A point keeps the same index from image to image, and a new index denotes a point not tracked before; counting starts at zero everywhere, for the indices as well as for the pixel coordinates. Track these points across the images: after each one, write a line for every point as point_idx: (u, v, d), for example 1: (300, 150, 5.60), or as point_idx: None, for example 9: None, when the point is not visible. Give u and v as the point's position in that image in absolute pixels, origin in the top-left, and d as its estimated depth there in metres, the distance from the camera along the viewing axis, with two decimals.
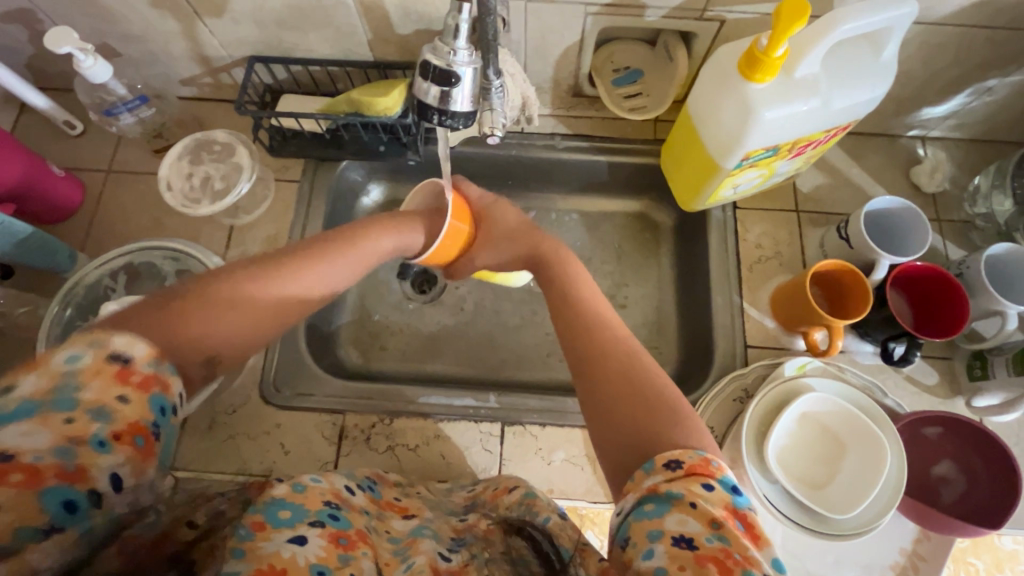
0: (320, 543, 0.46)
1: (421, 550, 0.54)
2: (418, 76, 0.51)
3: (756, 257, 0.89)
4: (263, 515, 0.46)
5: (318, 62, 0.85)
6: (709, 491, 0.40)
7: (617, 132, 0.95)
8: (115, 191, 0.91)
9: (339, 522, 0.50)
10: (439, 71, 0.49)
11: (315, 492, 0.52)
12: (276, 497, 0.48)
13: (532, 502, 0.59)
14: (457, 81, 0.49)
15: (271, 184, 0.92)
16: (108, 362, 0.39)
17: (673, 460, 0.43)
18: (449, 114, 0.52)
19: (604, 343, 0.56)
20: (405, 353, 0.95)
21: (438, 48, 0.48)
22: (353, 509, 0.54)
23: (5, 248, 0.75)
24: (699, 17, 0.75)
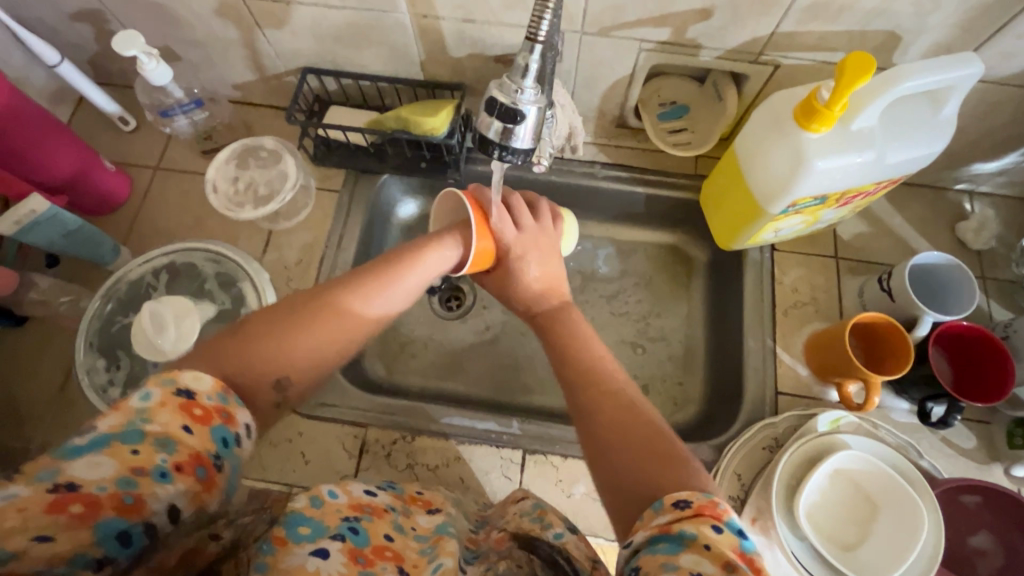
0: (341, 558, 0.44)
1: (448, 552, 0.51)
2: (482, 110, 0.52)
3: (791, 302, 0.87)
4: (284, 531, 0.45)
5: (368, 77, 0.87)
6: (719, 533, 0.39)
7: (657, 165, 0.95)
8: (161, 188, 0.93)
9: (358, 537, 0.48)
10: (504, 108, 0.50)
11: (333, 507, 0.50)
12: (296, 512, 0.47)
13: (543, 514, 0.58)
14: (522, 118, 0.50)
15: (312, 193, 0.93)
16: (173, 396, 0.43)
17: (681, 499, 0.41)
18: (509, 150, 0.53)
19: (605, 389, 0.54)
20: (428, 370, 0.95)
21: (505, 86, 0.50)
22: (377, 515, 0.53)
23: (54, 237, 0.78)
24: (754, 60, 0.75)
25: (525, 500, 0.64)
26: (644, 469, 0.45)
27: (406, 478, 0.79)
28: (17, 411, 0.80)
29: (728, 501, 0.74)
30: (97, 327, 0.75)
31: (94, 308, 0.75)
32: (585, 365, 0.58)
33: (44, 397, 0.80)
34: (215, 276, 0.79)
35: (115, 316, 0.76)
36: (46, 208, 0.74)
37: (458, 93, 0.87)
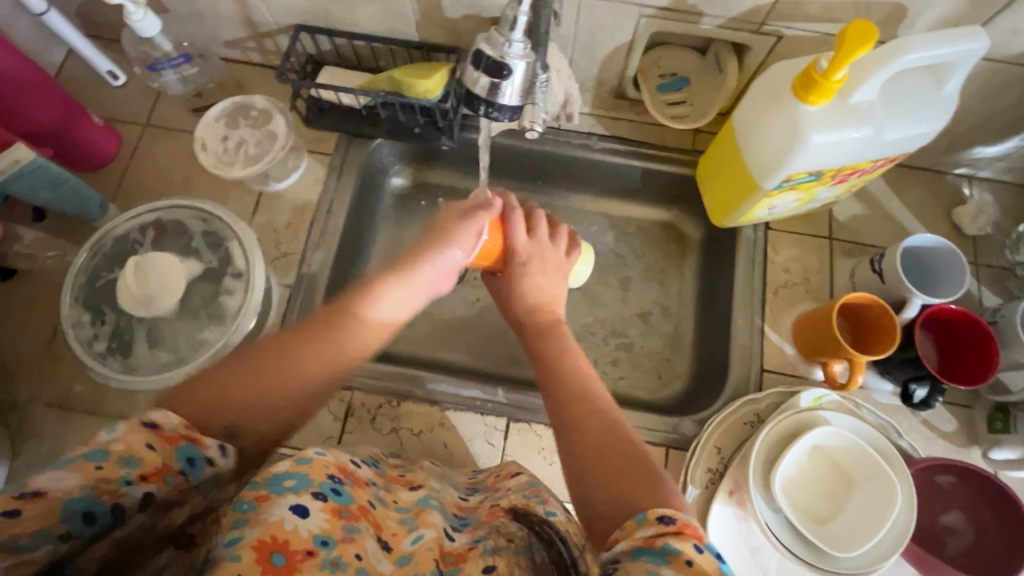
0: (322, 515, 0.45)
1: (429, 523, 0.54)
2: (469, 64, 0.51)
3: (782, 281, 0.87)
4: (266, 488, 0.45)
5: (362, 37, 0.84)
6: (700, 552, 0.38)
7: (656, 139, 0.94)
8: (150, 145, 0.92)
9: (342, 497, 0.49)
10: (492, 62, 0.49)
11: (320, 463, 0.50)
12: (279, 469, 0.47)
13: (536, 492, 0.60)
14: (508, 74, 0.49)
15: (303, 155, 0.92)
16: (138, 427, 0.42)
17: (665, 515, 0.41)
18: (496, 107, 0.52)
19: (592, 414, 0.53)
20: (417, 338, 0.95)
21: (493, 40, 0.49)
22: (358, 484, 0.53)
23: (40, 191, 0.77)
24: (756, 30, 0.73)
25: (519, 476, 0.65)
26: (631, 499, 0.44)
27: (391, 443, 0.80)
28: (7, 363, 0.81)
29: (708, 474, 0.74)
30: (84, 282, 0.74)
31: (80, 263, 0.74)
32: (576, 394, 0.56)
33: (33, 350, 0.81)
34: (202, 234, 0.77)
35: (101, 271, 0.75)
36: (30, 158, 0.72)
37: (454, 57, 0.85)
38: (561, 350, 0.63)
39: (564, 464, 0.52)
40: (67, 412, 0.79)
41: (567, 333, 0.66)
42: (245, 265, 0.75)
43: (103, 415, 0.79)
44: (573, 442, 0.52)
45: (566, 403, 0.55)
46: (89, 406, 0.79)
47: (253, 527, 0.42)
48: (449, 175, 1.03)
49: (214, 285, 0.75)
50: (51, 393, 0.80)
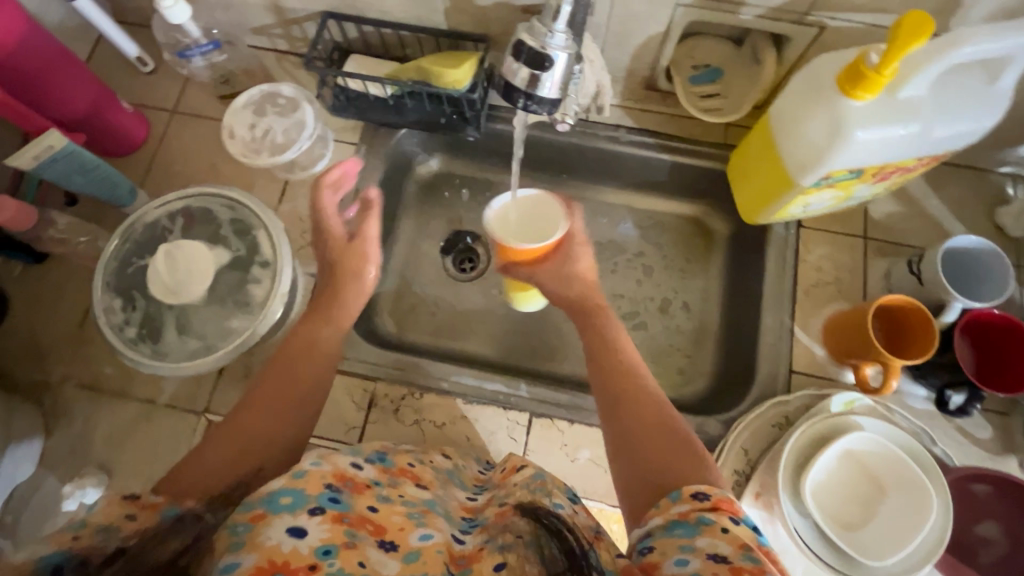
0: (322, 527, 0.47)
1: (437, 525, 0.53)
2: (508, 55, 0.49)
3: (813, 280, 0.85)
4: (261, 507, 0.48)
5: (390, 25, 0.83)
6: (736, 523, 0.44)
7: (686, 132, 0.91)
8: (178, 132, 0.92)
9: (340, 505, 0.50)
10: (532, 53, 0.47)
11: (318, 475, 0.51)
12: (273, 488, 0.49)
13: (544, 485, 0.56)
14: (550, 65, 0.48)
15: (329, 144, 0.91)
16: (117, 500, 0.44)
17: (700, 492, 0.47)
18: (535, 99, 0.50)
19: (637, 393, 0.59)
20: (438, 329, 0.95)
21: (535, 30, 0.47)
22: (358, 489, 0.53)
23: (71, 176, 0.78)
24: (798, 21, 0.71)
25: (525, 470, 0.62)
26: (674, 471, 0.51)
27: (413, 434, 0.80)
28: (39, 345, 0.82)
29: (733, 476, 0.74)
30: (114, 268, 0.75)
31: (111, 249, 0.75)
32: (625, 374, 0.62)
33: (65, 333, 0.83)
34: (229, 222, 0.77)
35: (131, 257, 0.75)
36: (64, 144, 0.73)
37: (482, 46, 0.84)
38: (611, 333, 0.68)
39: (608, 437, 0.58)
40: (97, 393, 0.81)
41: (614, 317, 0.71)
42: (272, 254, 0.76)
43: (131, 398, 0.80)
44: (618, 418, 0.58)
45: (614, 383, 0.61)
46: (118, 389, 0.81)
47: (251, 552, 0.44)
48: (473, 166, 1.02)
49: (241, 273, 0.75)
50: (81, 375, 0.81)
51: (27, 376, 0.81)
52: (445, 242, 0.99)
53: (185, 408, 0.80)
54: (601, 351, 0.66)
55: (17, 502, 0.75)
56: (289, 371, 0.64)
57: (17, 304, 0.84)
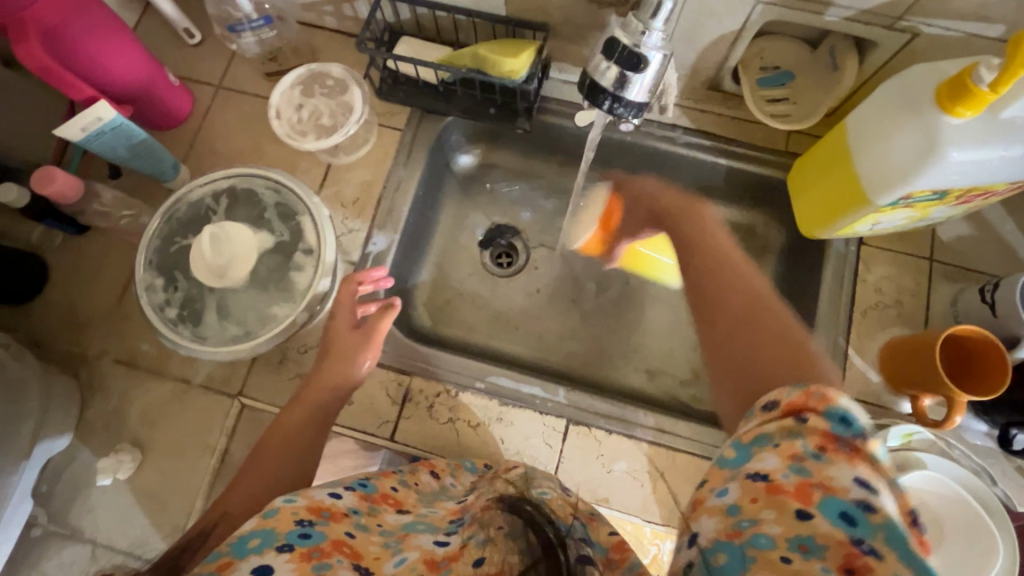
0: (289, 564, 0.45)
1: (414, 545, 0.52)
2: (599, 53, 0.51)
3: (872, 301, 0.81)
4: (230, 554, 0.46)
5: (446, 8, 0.80)
6: (802, 423, 0.40)
7: (747, 136, 0.87)
8: (223, 108, 0.90)
9: (310, 539, 0.48)
10: (626, 52, 0.49)
11: (288, 511, 0.50)
12: (243, 532, 0.48)
13: (531, 479, 0.58)
14: (643, 66, 0.49)
15: (374, 129, 0.89)
16: None
17: (769, 402, 0.43)
18: (621, 101, 0.52)
19: (723, 306, 0.59)
20: (473, 325, 0.92)
21: (630, 27, 0.48)
22: (335, 518, 0.52)
23: (119, 148, 0.77)
24: (889, 26, 0.66)
25: (515, 469, 0.63)
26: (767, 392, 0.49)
27: (447, 432, 0.78)
28: (78, 317, 0.82)
29: None
30: (157, 246, 0.74)
31: (154, 228, 0.74)
32: (729, 291, 0.61)
33: (104, 306, 0.82)
34: (274, 205, 0.75)
35: (174, 236, 0.74)
36: (111, 116, 0.72)
37: (540, 34, 0.80)
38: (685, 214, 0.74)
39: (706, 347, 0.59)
40: (134, 369, 0.81)
41: (714, 227, 0.72)
42: (315, 241, 0.74)
43: (166, 375, 0.80)
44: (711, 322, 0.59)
45: (714, 280, 0.62)
46: (154, 366, 0.80)
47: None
48: (518, 160, 0.98)
49: (284, 259, 0.73)
50: (118, 350, 0.81)
51: (65, 347, 0.81)
52: (485, 236, 0.97)
53: (220, 390, 0.79)
54: (697, 234, 0.70)
55: (53, 472, 0.77)
56: (271, 450, 0.67)
57: (59, 274, 0.83)
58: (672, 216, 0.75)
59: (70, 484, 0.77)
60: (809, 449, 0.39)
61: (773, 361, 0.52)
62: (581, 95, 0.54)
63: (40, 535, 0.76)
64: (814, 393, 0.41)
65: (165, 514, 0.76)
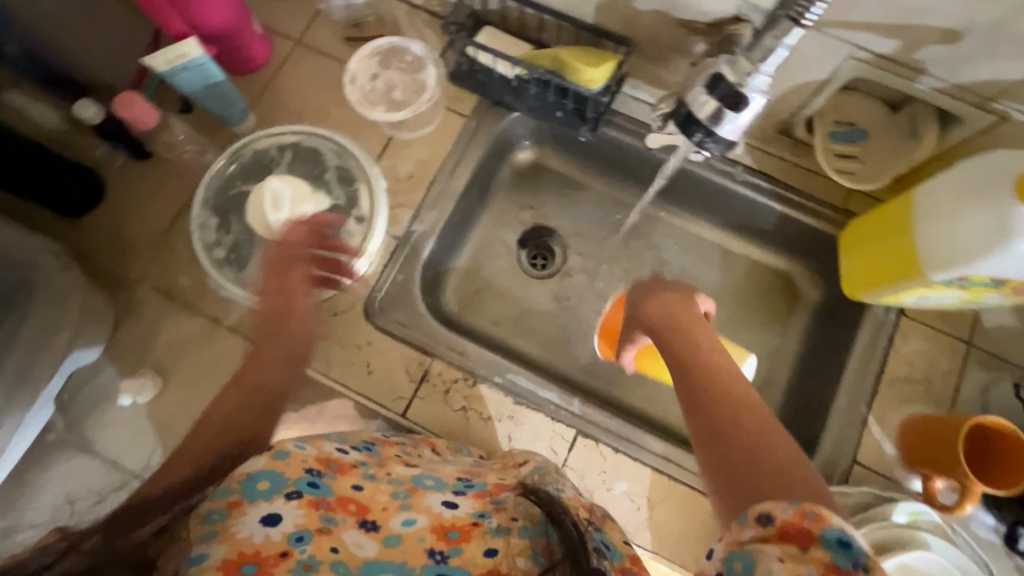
0: (296, 511, 0.51)
1: (424, 505, 0.55)
2: (701, 87, 0.58)
3: (901, 374, 0.80)
4: (239, 494, 0.51)
5: (535, 5, 0.81)
6: (807, 555, 0.35)
7: (807, 186, 0.87)
8: (297, 63, 0.91)
9: (318, 489, 0.53)
10: (730, 89, 0.56)
11: (299, 459, 0.55)
12: (252, 471, 0.53)
13: (544, 475, 0.62)
14: (742, 105, 0.57)
15: (440, 111, 0.90)
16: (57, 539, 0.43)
17: (764, 513, 0.38)
18: (712, 134, 0.59)
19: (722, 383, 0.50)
20: (498, 319, 0.93)
21: (739, 69, 0.57)
22: (343, 471, 0.57)
23: (196, 85, 0.78)
24: (978, 105, 0.67)
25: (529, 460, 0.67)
26: (768, 487, 0.39)
27: (458, 419, 0.79)
28: (125, 239, 0.84)
29: None
30: (217, 186, 0.75)
31: (217, 168, 0.75)
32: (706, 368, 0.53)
33: (151, 234, 0.85)
34: (335, 168, 0.77)
35: (234, 180, 0.76)
36: (197, 54, 0.73)
37: (623, 48, 0.80)
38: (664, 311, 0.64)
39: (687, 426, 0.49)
40: (169, 300, 0.82)
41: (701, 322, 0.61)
42: (368, 211, 0.75)
43: (199, 312, 0.82)
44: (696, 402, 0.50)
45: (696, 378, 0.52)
46: (188, 301, 0.82)
47: (221, 543, 0.48)
48: (572, 166, 0.99)
49: (336, 223, 0.75)
50: (157, 279, 0.83)
51: (108, 265, 0.83)
52: (525, 234, 0.97)
53: (247, 336, 0.81)
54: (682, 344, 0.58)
55: (76, 382, 0.79)
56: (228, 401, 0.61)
57: (114, 195, 0.86)
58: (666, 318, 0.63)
59: (90, 399, 0.79)
60: (816, 570, 0.34)
61: (744, 434, 0.44)
62: (675, 122, 0.61)
63: (53, 440, 0.78)
64: (811, 512, 0.36)
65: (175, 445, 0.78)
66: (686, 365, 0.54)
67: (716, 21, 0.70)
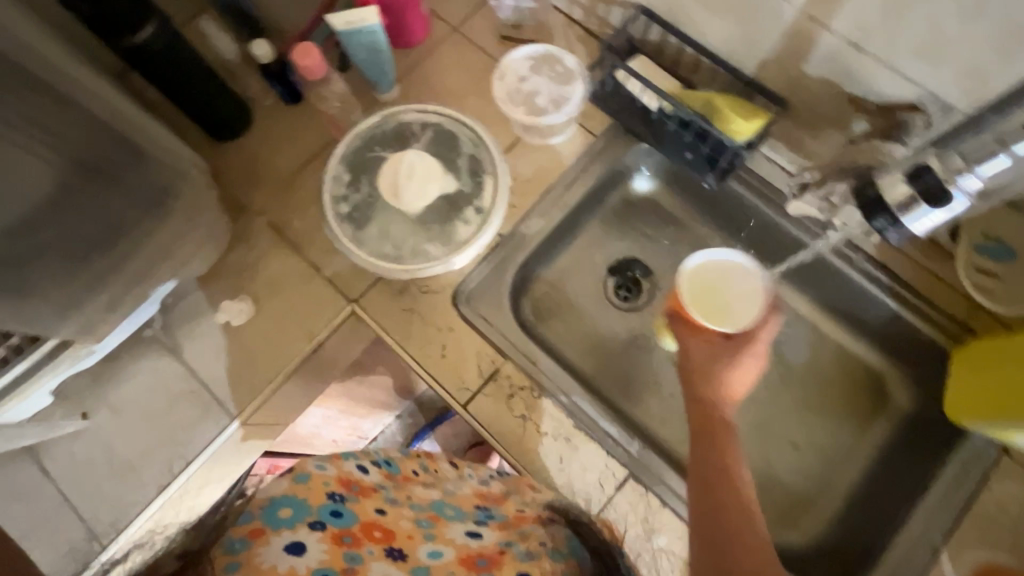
0: (320, 544, 0.53)
1: (447, 535, 0.62)
2: (904, 176, 0.65)
3: (990, 516, 0.74)
4: (258, 523, 0.54)
5: (698, 46, 0.81)
6: None
7: (930, 293, 0.82)
8: (450, 48, 0.95)
9: (340, 519, 0.58)
10: (936, 186, 0.64)
11: (322, 481, 0.62)
12: (272, 500, 0.57)
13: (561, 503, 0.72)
14: (941, 204, 0.64)
15: (571, 123, 0.91)
16: None
17: None
18: (897, 223, 0.68)
19: (738, 499, 0.57)
20: (572, 339, 0.93)
21: (950, 165, 0.64)
22: (362, 496, 0.64)
23: (360, 50, 0.83)
24: None
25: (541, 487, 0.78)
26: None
27: (514, 426, 0.79)
28: (257, 172, 0.90)
29: None
30: (357, 145, 0.79)
31: (363, 129, 0.79)
32: (724, 475, 0.59)
33: (280, 173, 0.90)
34: (468, 155, 0.79)
35: (374, 144, 0.79)
36: (372, 23, 0.78)
37: (776, 108, 0.79)
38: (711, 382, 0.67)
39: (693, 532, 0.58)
40: (280, 238, 0.87)
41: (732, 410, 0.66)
42: (489, 204, 0.77)
43: (303, 256, 0.86)
44: (711, 510, 0.58)
45: (713, 485, 0.59)
46: (296, 243, 0.87)
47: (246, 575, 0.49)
48: (682, 209, 0.98)
49: (456, 207, 0.77)
50: (273, 215, 0.88)
51: (236, 192, 0.89)
52: (618, 264, 0.96)
53: (340, 290, 0.85)
54: (715, 426, 0.63)
55: (181, 290, 0.85)
56: None
57: (257, 130, 0.91)
58: (704, 407, 0.65)
59: (188, 309, 0.84)
60: None
61: (742, 547, 0.54)
62: (862, 203, 0.69)
63: (148, 336, 0.84)
64: None
65: (251, 373, 0.82)
66: (721, 483, 0.59)
67: (889, 103, 0.70)
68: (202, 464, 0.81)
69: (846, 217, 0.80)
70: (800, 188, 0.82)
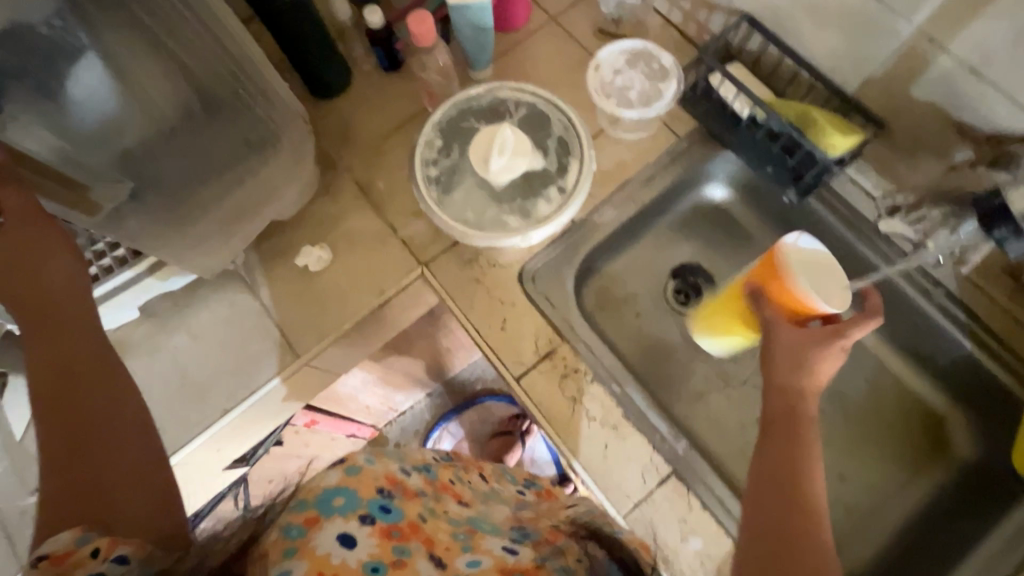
0: (370, 540, 0.50)
1: (488, 548, 0.57)
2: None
3: None
4: (314, 511, 0.51)
5: (800, 59, 0.81)
6: None
7: (1011, 338, 0.79)
8: (547, 36, 0.97)
9: (389, 515, 0.54)
10: None
11: (369, 477, 0.57)
12: (327, 488, 0.53)
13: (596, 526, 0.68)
14: None
15: (657, 122, 0.92)
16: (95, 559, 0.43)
17: None
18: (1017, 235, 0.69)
19: (808, 513, 0.51)
20: (626, 334, 0.93)
21: None
22: (407, 495, 0.58)
23: (467, 26, 0.87)
24: None
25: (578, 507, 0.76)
26: None
27: (564, 407, 0.80)
28: (349, 131, 0.94)
29: None
30: (453, 115, 0.82)
31: (460, 99, 0.83)
32: (797, 481, 0.53)
33: (371, 135, 0.94)
34: (556, 138, 0.81)
35: (468, 116, 0.83)
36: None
37: (874, 129, 0.78)
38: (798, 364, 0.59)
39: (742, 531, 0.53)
40: (363, 196, 0.91)
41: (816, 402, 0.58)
42: (571, 187, 0.79)
43: (381, 215, 0.90)
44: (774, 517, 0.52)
45: (780, 490, 0.53)
46: (377, 203, 0.91)
47: (302, 560, 0.47)
48: (754, 222, 0.97)
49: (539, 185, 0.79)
50: (359, 174, 0.92)
51: (326, 148, 0.94)
52: (681, 268, 0.96)
53: (413, 252, 0.88)
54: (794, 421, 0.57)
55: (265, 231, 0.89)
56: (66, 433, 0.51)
57: (355, 92, 0.96)
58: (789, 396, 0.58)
59: (269, 250, 0.89)
60: None
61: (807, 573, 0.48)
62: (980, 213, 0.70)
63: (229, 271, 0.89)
64: None
65: (319, 318, 0.86)
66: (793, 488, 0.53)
67: (1000, 134, 0.69)
68: (263, 394, 0.85)
69: (943, 240, 0.79)
70: (891, 210, 0.83)
